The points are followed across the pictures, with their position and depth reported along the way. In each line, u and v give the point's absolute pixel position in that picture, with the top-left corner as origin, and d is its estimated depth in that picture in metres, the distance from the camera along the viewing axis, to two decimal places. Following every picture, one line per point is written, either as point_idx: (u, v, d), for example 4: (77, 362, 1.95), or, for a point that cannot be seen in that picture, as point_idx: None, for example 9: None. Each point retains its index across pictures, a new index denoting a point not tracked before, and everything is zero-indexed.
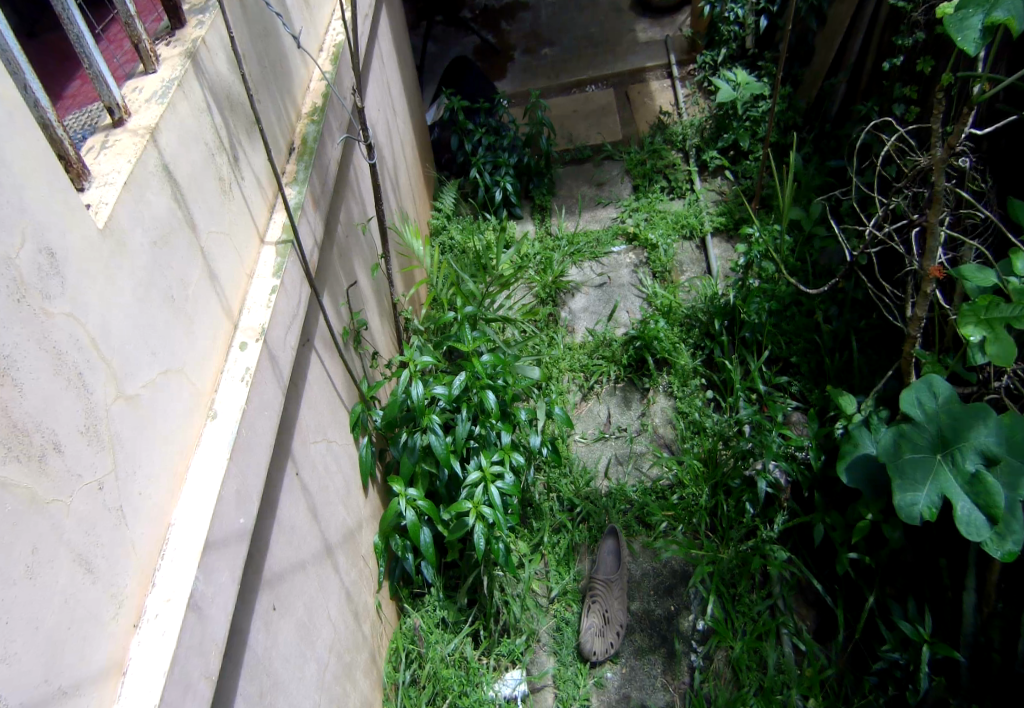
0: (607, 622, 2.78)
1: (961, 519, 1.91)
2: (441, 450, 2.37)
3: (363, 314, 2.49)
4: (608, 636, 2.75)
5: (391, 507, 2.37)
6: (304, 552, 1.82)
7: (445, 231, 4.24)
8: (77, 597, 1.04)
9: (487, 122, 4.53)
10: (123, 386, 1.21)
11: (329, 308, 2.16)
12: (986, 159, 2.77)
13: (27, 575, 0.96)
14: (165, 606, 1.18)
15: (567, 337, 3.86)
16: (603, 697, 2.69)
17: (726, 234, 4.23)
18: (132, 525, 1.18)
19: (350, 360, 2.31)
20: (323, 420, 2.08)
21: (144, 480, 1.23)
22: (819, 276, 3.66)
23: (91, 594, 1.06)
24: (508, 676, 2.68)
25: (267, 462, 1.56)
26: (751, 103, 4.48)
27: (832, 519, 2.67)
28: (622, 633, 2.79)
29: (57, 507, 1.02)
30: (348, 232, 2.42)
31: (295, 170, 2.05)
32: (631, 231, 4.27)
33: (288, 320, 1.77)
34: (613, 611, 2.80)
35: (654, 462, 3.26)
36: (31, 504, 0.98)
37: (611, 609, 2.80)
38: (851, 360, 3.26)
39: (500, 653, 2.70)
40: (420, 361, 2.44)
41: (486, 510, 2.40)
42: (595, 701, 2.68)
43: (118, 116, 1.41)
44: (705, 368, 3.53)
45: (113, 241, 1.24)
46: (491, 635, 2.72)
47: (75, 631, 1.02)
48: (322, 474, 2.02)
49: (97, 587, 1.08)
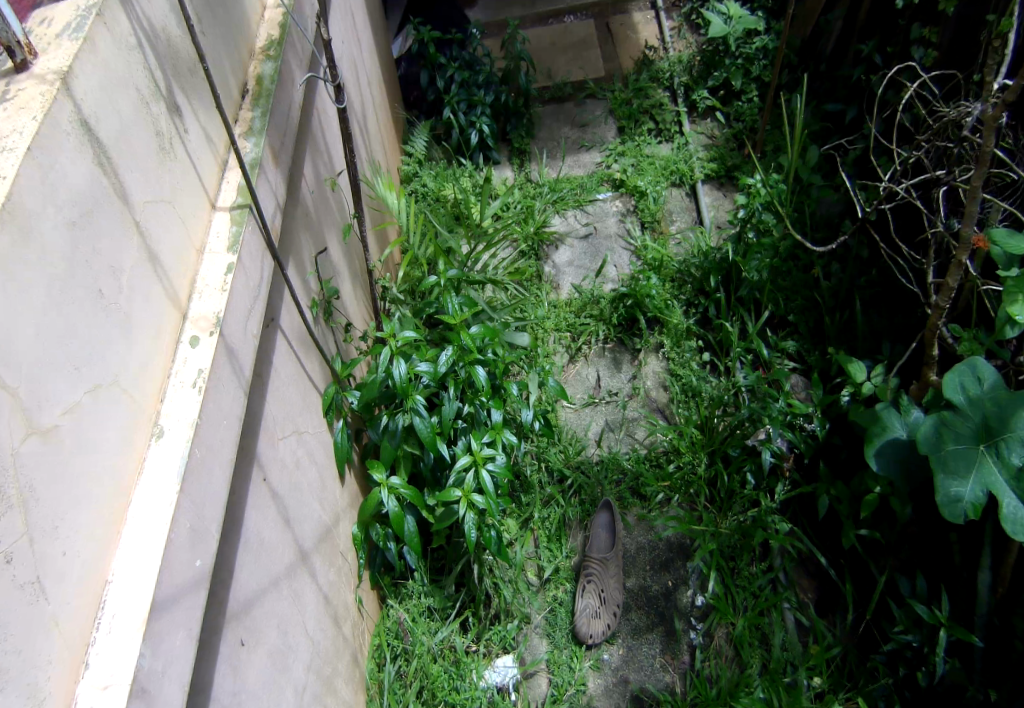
0: (599, 604, 2.61)
1: (1008, 519, 1.77)
2: (428, 432, 2.16)
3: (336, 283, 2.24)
4: (603, 617, 2.59)
5: (371, 496, 2.17)
6: (275, 568, 1.60)
7: (417, 177, 3.92)
8: None
9: (460, 55, 4.15)
10: (35, 422, 0.95)
11: (296, 281, 1.88)
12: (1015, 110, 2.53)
13: None
14: (101, 695, 0.95)
15: (552, 294, 3.63)
16: (598, 682, 2.53)
17: (717, 181, 3.98)
18: (58, 593, 0.95)
19: (320, 338, 2.05)
20: (293, 410, 1.83)
21: (70, 532, 0.98)
22: (817, 228, 3.44)
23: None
24: (497, 663, 2.54)
25: (229, 480, 1.32)
26: (743, 39, 4.16)
27: (837, 490, 2.51)
28: (619, 613, 2.63)
29: None
30: (315, 189, 2.11)
31: (251, 117, 1.74)
32: (617, 177, 3.98)
33: (248, 303, 1.50)
34: (608, 590, 2.64)
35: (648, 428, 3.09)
36: None
37: (606, 589, 2.64)
38: (853, 320, 3.09)
39: (490, 638, 2.58)
40: (401, 336, 2.20)
41: (478, 497, 2.22)
42: (592, 685, 2.54)
43: (20, 58, 1.10)
44: (700, 329, 3.34)
45: (14, 226, 0.95)
46: (480, 621, 2.60)
47: None
48: (292, 471, 1.79)
49: (8, 690, 0.85)
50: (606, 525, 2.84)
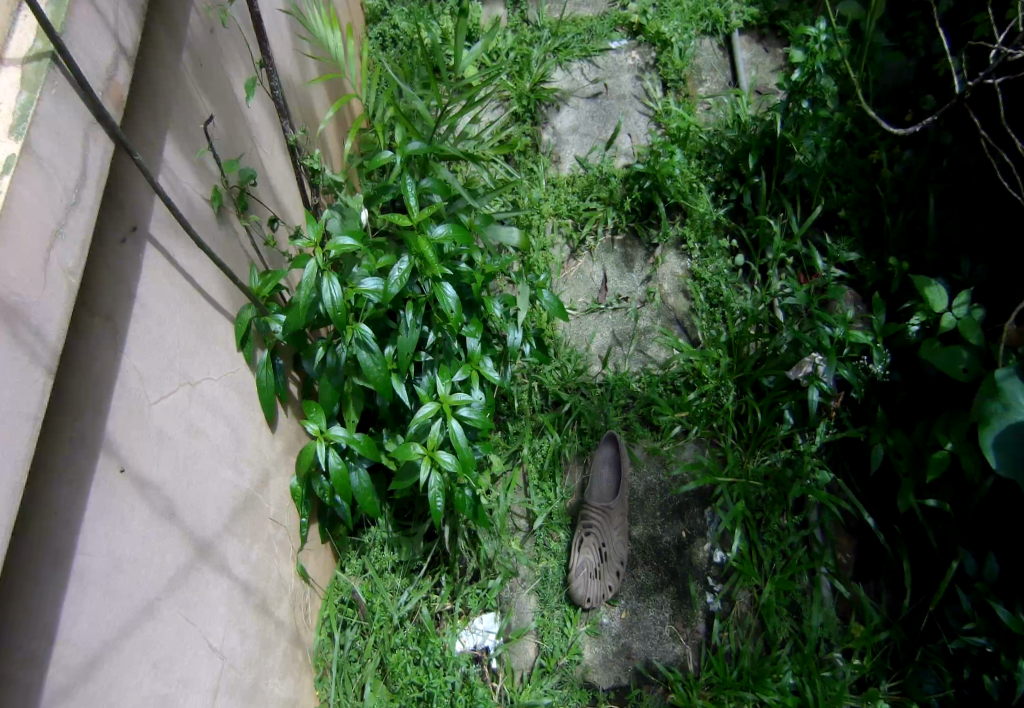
0: (598, 565, 2.20)
1: None
2: (381, 375, 1.71)
3: (251, 159, 1.68)
4: (603, 580, 2.19)
5: (308, 449, 1.77)
6: (150, 579, 1.26)
7: (387, 14, 3.12)
8: None
9: None
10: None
11: (168, 169, 1.31)
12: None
13: None
14: None
15: (550, 170, 2.98)
16: (595, 650, 2.17)
17: (759, 29, 3.20)
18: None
19: (219, 244, 1.50)
20: (180, 356, 1.37)
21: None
22: (881, 102, 2.77)
23: None
24: (477, 622, 2.23)
25: (10, 523, 0.89)
26: None
27: (897, 442, 2.07)
28: (622, 571, 2.23)
29: None
30: (209, 25, 1.47)
31: None
32: (636, 20, 3.19)
33: (61, 234, 1.00)
34: (611, 547, 2.23)
35: (663, 343, 2.58)
36: None
37: (608, 546, 2.23)
38: (922, 219, 2.49)
39: (467, 595, 2.25)
40: (338, 241, 1.65)
41: (445, 458, 1.82)
42: (589, 653, 2.17)
43: None
44: (731, 222, 2.78)
45: None
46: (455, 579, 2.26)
47: None
48: (177, 436, 1.35)
49: None
50: (611, 464, 2.38)
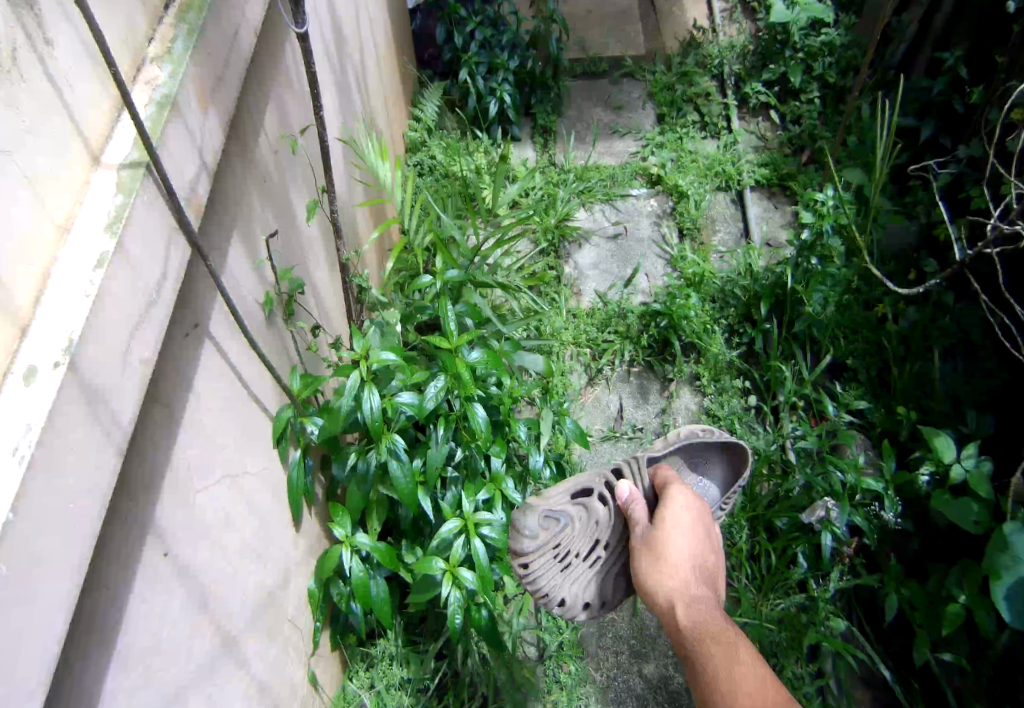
0: (567, 553, 2.06)
1: None
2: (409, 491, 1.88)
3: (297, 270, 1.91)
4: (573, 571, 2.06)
5: (331, 557, 1.88)
6: (172, 674, 1.33)
7: (425, 147, 3.67)
8: None
9: (487, 12, 3.96)
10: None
11: (227, 275, 1.50)
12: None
13: None
14: None
15: (572, 301, 3.25)
16: None
17: (767, 189, 3.67)
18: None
19: (267, 344, 1.70)
20: (227, 449, 1.52)
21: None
22: (885, 259, 2.98)
23: None
24: None
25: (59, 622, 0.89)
26: (807, 30, 4.00)
27: (908, 591, 2.11)
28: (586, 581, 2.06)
29: None
30: (271, 152, 1.71)
31: (170, 41, 1.22)
32: (655, 173, 3.67)
33: (142, 316, 1.06)
34: (580, 551, 2.07)
35: None
36: None
37: (578, 552, 2.06)
38: (930, 372, 2.60)
39: None
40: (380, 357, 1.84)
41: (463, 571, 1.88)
42: None
43: None
44: (743, 363, 2.92)
45: None
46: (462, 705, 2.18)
47: None
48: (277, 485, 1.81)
49: None
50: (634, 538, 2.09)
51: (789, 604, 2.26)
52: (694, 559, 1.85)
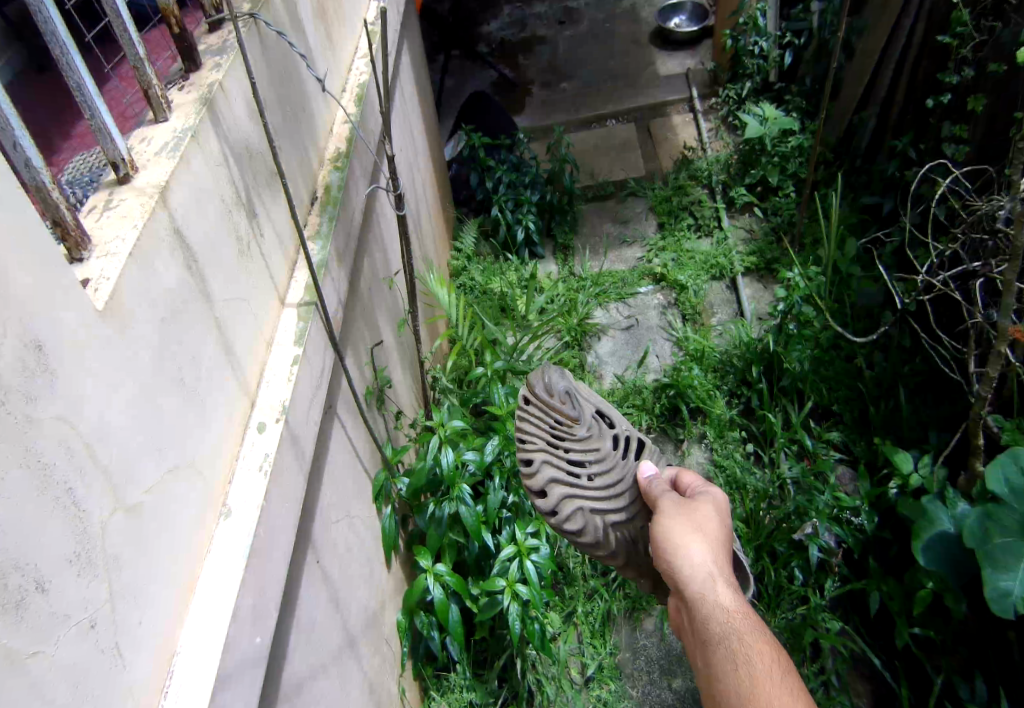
0: (560, 438, 2.10)
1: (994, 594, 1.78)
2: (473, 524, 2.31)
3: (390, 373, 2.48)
4: (556, 451, 2.07)
5: (418, 584, 2.30)
6: (323, 652, 1.77)
7: (466, 271, 4.33)
8: (86, 689, 0.93)
9: (508, 159, 4.81)
10: (87, 517, 0.96)
11: (353, 370, 2.08)
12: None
13: (71, 686, 0.91)
14: (187, 687, 1.10)
15: (595, 383, 3.81)
16: None
17: (757, 274, 4.25)
18: (122, 689, 1.00)
19: (372, 422, 2.25)
20: (346, 497, 2.02)
21: (107, 615, 0.98)
22: (858, 318, 3.49)
23: (112, 680, 0.99)
24: None
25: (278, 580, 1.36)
26: (779, 139, 4.70)
27: (889, 587, 2.50)
28: (563, 474, 2.04)
29: (83, 626, 0.94)
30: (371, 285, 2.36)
31: (318, 221, 1.88)
32: (659, 272, 4.30)
33: (311, 393, 1.61)
34: (571, 451, 2.07)
35: None
36: (81, 630, 0.93)
37: (568, 453, 2.07)
38: (898, 409, 3.08)
39: None
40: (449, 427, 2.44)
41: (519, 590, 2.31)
42: None
43: (123, 173, 1.19)
44: (743, 419, 3.39)
45: (117, 323, 1.05)
46: None
47: None
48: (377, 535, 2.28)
49: (111, 676, 0.98)
50: (607, 500, 2.01)
51: (796, 615, 2.64)
52: (713, 570, 1.64)
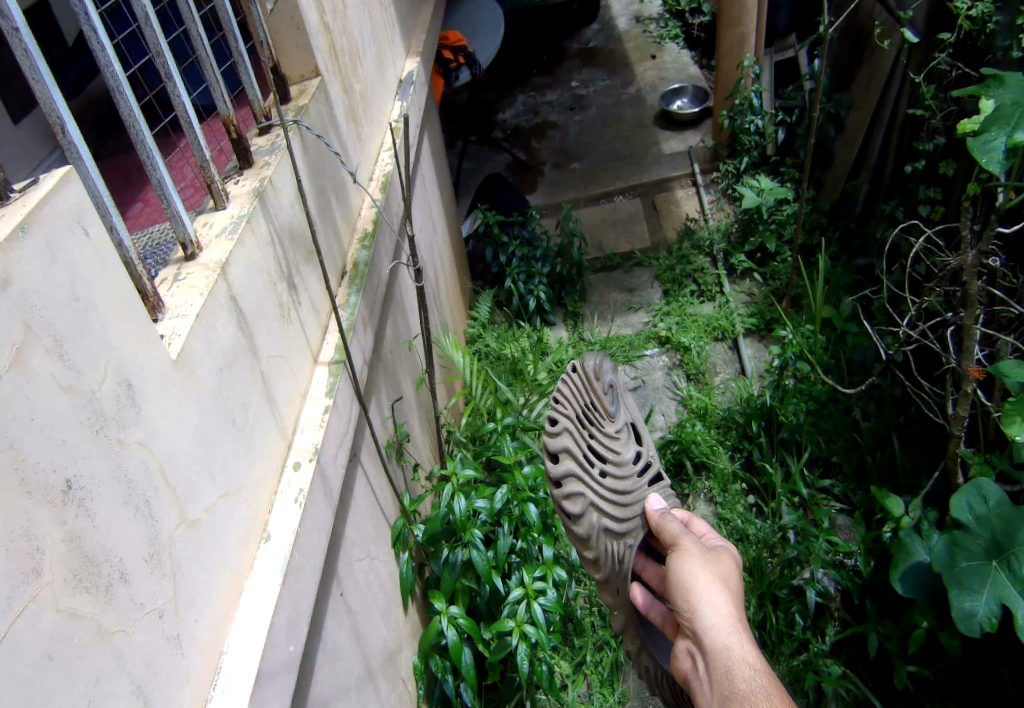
0: (591, 423, 2.25)
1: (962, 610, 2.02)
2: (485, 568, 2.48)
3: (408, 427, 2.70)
4: (577, 430, 2.22)
5: (433, 626, 2.44)
6: (347, 678, 1.92)
7: (481, 338, 4.61)
8: (156, 667, 1.12)
9: (521, 234, 5.16)
10: (158, 523, 1.17)
11: (375, 422, 2.31)
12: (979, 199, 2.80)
13: (146, 662, 1.09)
14: (233, 680, 1.28)
15: None
16: None
17: (758, 335, 4.47)
18: (181, 673, 1.19)
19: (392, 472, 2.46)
20: (367, 538, 2.21)
21: (172, 610, 1.18)
22: (854, 372, 3.68)
23: (175, 663, 1.17)
24: None
25: (310, 599, 1.55)
26: (775, 208, 4.99)
27: (886, 629, 2.61)
28: (576, 452, 2.18)
29: (155, 612, 1.14)
30: (393, 348, 2.61)
31: (347, 292, 2.16)
32: (663, 335, 4.55)
33: (339, 439, 1.85)
34: (598, 441, 2.22)
35: None
36: (154, 617, 1.13)
37: (595, 439, 2.21)
38: (893, 457, 3.23)
39: None
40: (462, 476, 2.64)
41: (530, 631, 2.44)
42: None
43: (191, 251, 1.49)
44: (745, 472, 3.54)
45: (184, 370, 1.30)
46: None
47: (155, 687, 1.11)
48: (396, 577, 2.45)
49: (174, 661, 1.17)
50: (611, 503, 2.14)
51: (798, 659, 2.74)
52: (734, 627, 1.65)
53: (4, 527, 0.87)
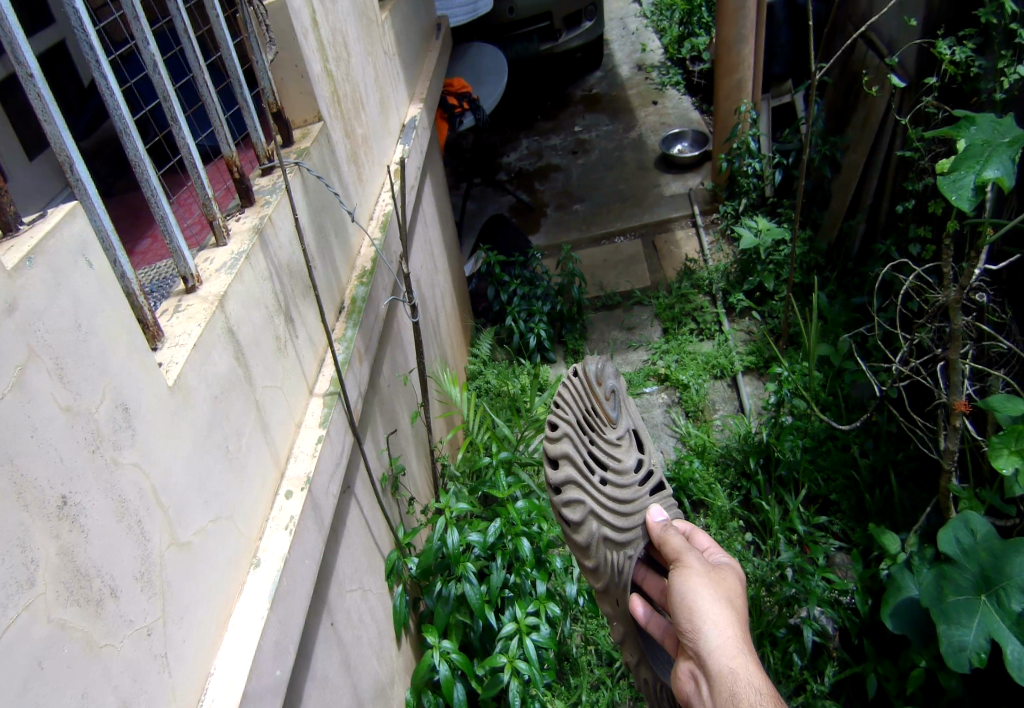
0: (591, 430, 2.24)
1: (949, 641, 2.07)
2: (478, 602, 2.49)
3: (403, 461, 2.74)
4: (575, 436, 2.21)
5: (425, 660, 2.44)
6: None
7: (481, 375, 4.66)
8: (143, 684, 1.14)
9: (522, 274, 5.24)
10: (149, 541, 1.20)
11: (370, 455, 2.34)
12: (960, 239, 2.87)
13: (133, 678, 1.11)
14: (219, 702, 1.29)
15: None
16: None
17: (757, 373, 4.50)
18: (168, 692, 1.20)
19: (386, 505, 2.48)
20: (359, 570, 2.23)
21: (160, 628, 1.20)
22: (852, 410, 3.70)
23: (162, 680, 1.19)
24: None
25: (298, 625, 1.57)
26: (772, 248, 5.07)
27: (884, 669, 2.59)
28: (575, 458, 2.16)
29: (144, 630, 1.16)
30: (389, 382, 2.66)
31: (344, 327, 2.22)
32: (663, 373, 4.58)
33: (331, 469, 1.88)
34: (599, 448, 2.20)
35: None
36: (143, 635, 1.15)
37: (595, 448, 2.20)
38: (891, 495, 3.24)
39: None
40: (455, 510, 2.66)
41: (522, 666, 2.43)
42: None
43: (191, 284, 1.55)
44: (743, 510, 3.53)
45: (180, 396, 1.35)
46: None
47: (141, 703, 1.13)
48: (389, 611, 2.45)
49: (161, 679, 1.18)
50: (611, 511, 2.11)
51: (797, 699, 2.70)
52: (738, 648, 1.64)
53: (3, 537, 0.91)
